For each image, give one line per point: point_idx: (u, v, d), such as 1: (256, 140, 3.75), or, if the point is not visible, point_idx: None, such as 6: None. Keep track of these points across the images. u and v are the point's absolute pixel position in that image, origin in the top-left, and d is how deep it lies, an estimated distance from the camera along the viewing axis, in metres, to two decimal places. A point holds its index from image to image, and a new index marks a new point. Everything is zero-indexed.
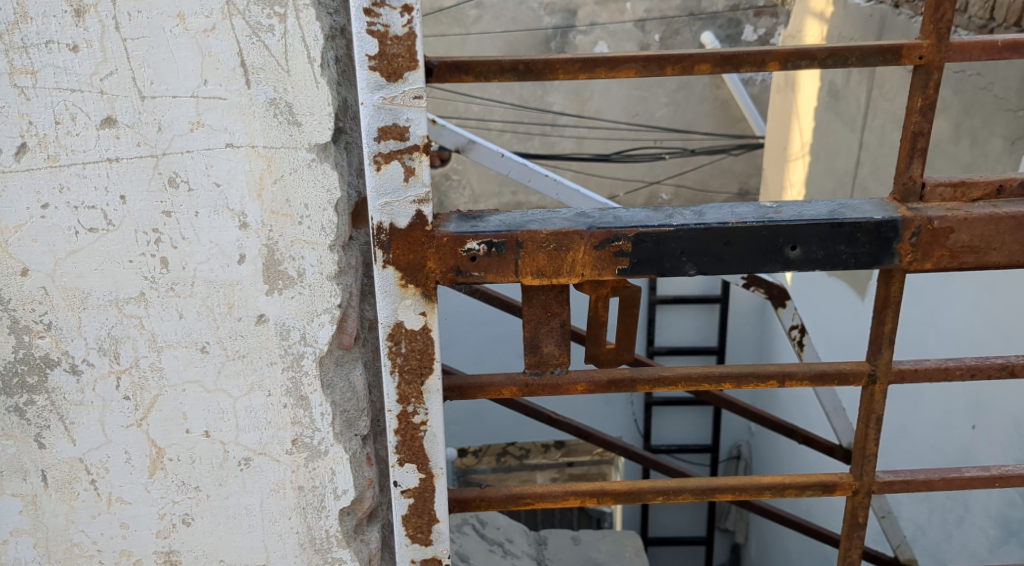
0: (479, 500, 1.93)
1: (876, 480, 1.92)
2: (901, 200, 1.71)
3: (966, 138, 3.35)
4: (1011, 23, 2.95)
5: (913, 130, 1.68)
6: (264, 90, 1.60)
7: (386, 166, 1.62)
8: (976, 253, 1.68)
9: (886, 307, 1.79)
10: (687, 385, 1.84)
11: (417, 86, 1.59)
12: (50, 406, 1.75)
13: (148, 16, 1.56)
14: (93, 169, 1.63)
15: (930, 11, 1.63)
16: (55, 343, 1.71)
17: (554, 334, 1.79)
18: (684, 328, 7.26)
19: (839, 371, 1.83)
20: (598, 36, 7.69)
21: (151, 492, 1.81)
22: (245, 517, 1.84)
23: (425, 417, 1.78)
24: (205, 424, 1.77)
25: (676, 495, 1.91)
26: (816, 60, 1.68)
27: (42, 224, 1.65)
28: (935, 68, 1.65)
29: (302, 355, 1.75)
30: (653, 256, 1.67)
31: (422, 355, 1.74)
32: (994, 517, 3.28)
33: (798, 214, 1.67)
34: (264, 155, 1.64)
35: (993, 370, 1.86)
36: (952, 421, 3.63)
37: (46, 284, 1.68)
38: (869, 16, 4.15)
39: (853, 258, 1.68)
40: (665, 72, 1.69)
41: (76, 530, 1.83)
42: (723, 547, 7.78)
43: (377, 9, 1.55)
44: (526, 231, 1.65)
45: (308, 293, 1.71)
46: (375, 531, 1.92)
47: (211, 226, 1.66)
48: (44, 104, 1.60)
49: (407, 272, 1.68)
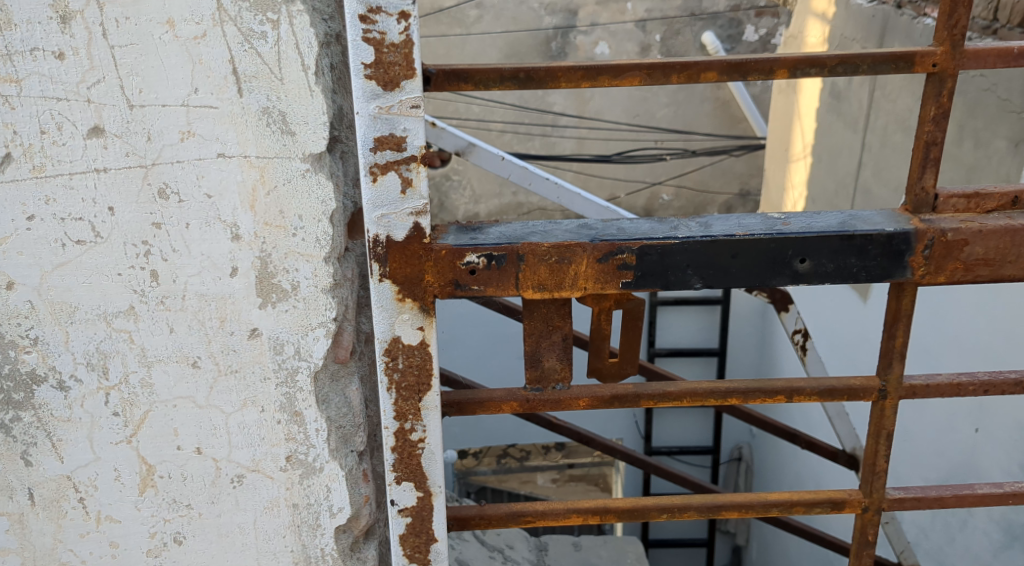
0: (478, 518, 1.86)
1: (886, 497, 1.87)
2: (913, 211, 1.65)
3: (969, 140, 3.30)
4: (1015, 24, 2.90)
5: (926, 139, 1.63)
6: (257, 98, 1.55)
7: (382, 177, 1.58)
8: (990, 266, 1.63)
9: (897, 321, 1.74)
10: (692, 400, 1.79)
11: (414, 95, 1.54)
12: (36, 423, 1.70)
13: (135, 23, 1.51)
14: (80, 180, 1.58)
15: (944, 17, 1.58)
16: (42, 358, 1.67)
17: (555, 348, 1.74)
18: (685, 330, 7.22)
19: (848, 386, 1.78)
20: (598, 37, 7.62)
21: (141, 510, 1.77)
22: (238, 535, 1.79)
23: (423, 435, 1.73)
24: (196, 440, 1.73)
25: (680, 513, 1.86)
26: (825, 68, 1.62)
27: (27, 236, 1.60)
28: (949, 75, 1.60)
29: (296, 370, 1.70)
30: (657, 269, 1.62)
31: (420, 371, 1.69)
32: (997, 521, 3.24)
33: (806, 226, 1.63)
34: (257, 165, 1.59)
35: (1006, 386, 1.80)
36: (956, 424, 3.58)
37: (32, 297, 1.63)
38: (871, 16, 4.10)
39: (863, 271, 1.63)
40: (669, 81, 1.63)
41: (65, 549, 1.78)
42: (724, 548, 7.76)
43: (373, 16, 1.50)
44: (526, 244, 1.60)
45: (303, 306, 1.67)
46: (372, 549, 1.87)
47: (203, 237, 1.61)
48: (28, 114, 1.55)
49: (404, 285, 1.63)
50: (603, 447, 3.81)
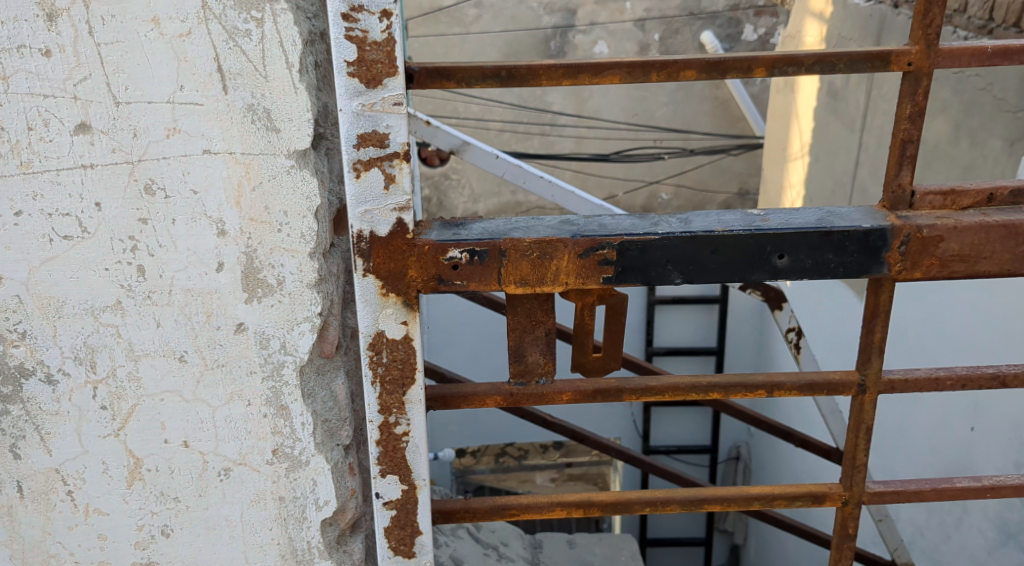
0: (462, 511, 1.89)
1: (866, 491, 1.89)
2: (890, 208, 1.68)
3: (965, 139, 3.32)
4: (1011, 23, 2.92)
5: (902, 138, 1.65)
6: (241, 95, 1.58)
7: (366, 173, 1.60)
8: (966, 261, 1.65)
9: (875, 317, 1.76)
10: (674, 395, 1.81)
11: (396, 92, 1.56)
12: (25, 416, 1.72)
13: (122, 20, 1.53)
14: (67, 175, 1.60)
15: (919, 17, 1.60)
16: (30, 353, 1.69)
17: (539, 344, 1.77)
18: (683, 328, 7.24)
19: (828, 381, 1.80)
20: (597, 36, 7.65)
21: (128, 503, 1.79)
22: (224, 528, 1.81)
23: (407, 428, 1.75)
24: (183, 434, 1.75)
25: (663, 506, 1.87)
26: (802, 66, 1.64)
27: (15, 232, 1.62)
28: (925, 73, 1.62)
29: (281, 364, 1.72)
30: (637, 265, 1.64)
31: (404, 365, 1.71)
32: (992, 519, 3.26)
33: (785, 222, 1.65)
34: (242, 161, 1.61)
35: (984, 381, 1.82)
36: (951, 423, 3.59)
37: (20, 292, 1.65)
38: (868, 16, 4.12)
39: (841, 266, 1.65)
40: (649, 79, 1.65)
41: (53, 541, 1.80)
42: (722, 547, 7.80)
43: (355, 14, 1.52)
44: (509, 239, 1.62)
45: (288, 302, 1.69)
46: (359, 541, 1.89)
47: (189, 233, 1.63)
48: (16, 110, 1.57)
49: (388, 280, 1.65)
50: (598, 445, 3.81)
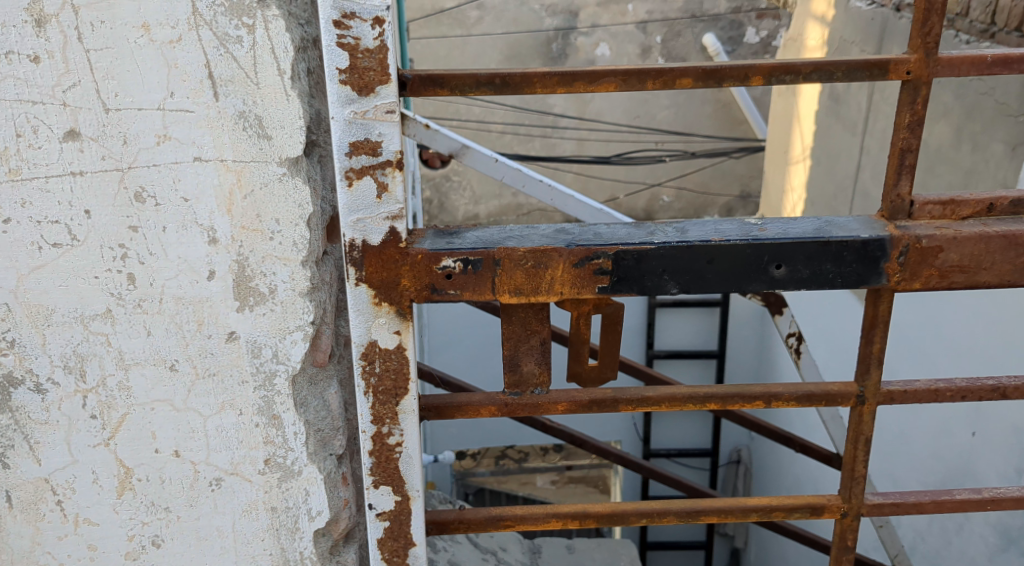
0: (457, 522, 1.86)
1: (865, 503, 1.87)
2: (889, 217, 1.66)
3: (967, 144, 3.30)
4: (1012, 27, 2.89)
5: (901, 147, 1.63)
6: (232, 102, 1.56)
7: (358, 182, 1.58)
8: (966, 272, 1.63)
9: (874, 327, 1.74)
10: (671, 406, 1.79)
11: (389, 100, 1.54)
12: (14, 425, 1.71)
13: (111, 26, 1.52)
14: (56, 182, 1.58)
15: (917, 24, 1.58)
16: (18, 361, 1.67)
17: (534, 353, 1.74)
18: (684, 332, 7.22)
19: (826, 392, 1.78)
20: (599, 38, 7.63)
21: (118, 513, 1.77)
22: (216, 539, 1.79)
23: (401, 439, 1.73)
24: (174, 443, 1.73)
25: (659, 518, 1.86)
26: (800, 75, 1.62)
27: (4, 239, 1.61)
28: (924, 82, 1.60)
29: (273, 374, 1.71)
30: (633, 274, 1.62)
31: (397, 375, 1.69)
32: (994, 525, 3.23)
33: (783, 232, 1.63)
34: (234, 169, 1.59)
35: (984, 392, 1.79)
36: (953, 428, 3.57)
37: (8, 300, 1.64)
38: (870, 20, 4.10)
39: (839, 277, 1.63)
40: (645, 87, 1.63)
41: (42, 551, 1.78)
42: (723, 551, 7.77)
43: (347, 21, 1.50)
44: (503, 248, 1.61)
45: (280, 310, 1.67)
46: (353, 552, 1.87)
47: (179, 241, 1.62)
48: (4, 117, 1.55)
49: (380, 289, 1.63)
50: (597, 450, 3.79)
